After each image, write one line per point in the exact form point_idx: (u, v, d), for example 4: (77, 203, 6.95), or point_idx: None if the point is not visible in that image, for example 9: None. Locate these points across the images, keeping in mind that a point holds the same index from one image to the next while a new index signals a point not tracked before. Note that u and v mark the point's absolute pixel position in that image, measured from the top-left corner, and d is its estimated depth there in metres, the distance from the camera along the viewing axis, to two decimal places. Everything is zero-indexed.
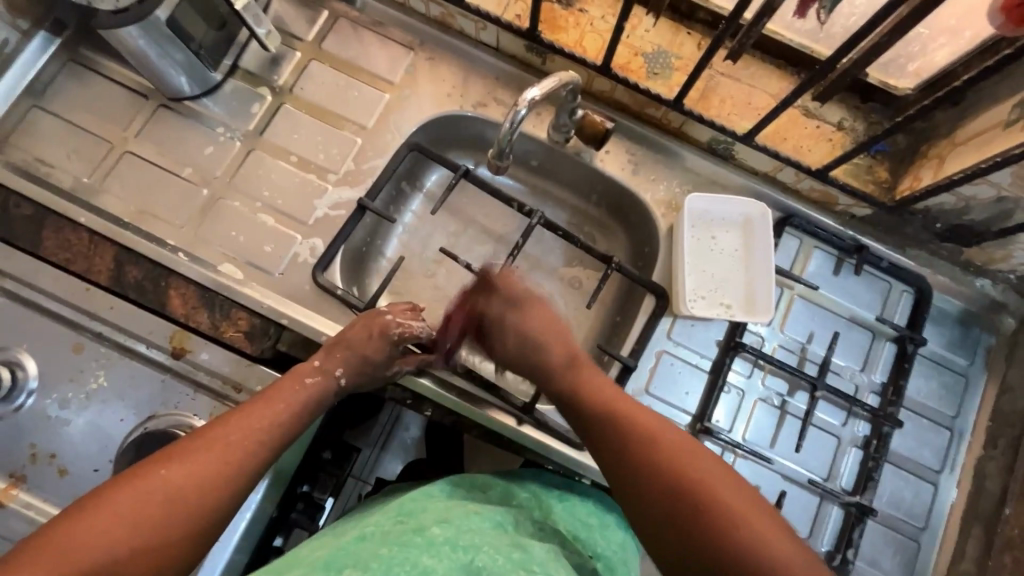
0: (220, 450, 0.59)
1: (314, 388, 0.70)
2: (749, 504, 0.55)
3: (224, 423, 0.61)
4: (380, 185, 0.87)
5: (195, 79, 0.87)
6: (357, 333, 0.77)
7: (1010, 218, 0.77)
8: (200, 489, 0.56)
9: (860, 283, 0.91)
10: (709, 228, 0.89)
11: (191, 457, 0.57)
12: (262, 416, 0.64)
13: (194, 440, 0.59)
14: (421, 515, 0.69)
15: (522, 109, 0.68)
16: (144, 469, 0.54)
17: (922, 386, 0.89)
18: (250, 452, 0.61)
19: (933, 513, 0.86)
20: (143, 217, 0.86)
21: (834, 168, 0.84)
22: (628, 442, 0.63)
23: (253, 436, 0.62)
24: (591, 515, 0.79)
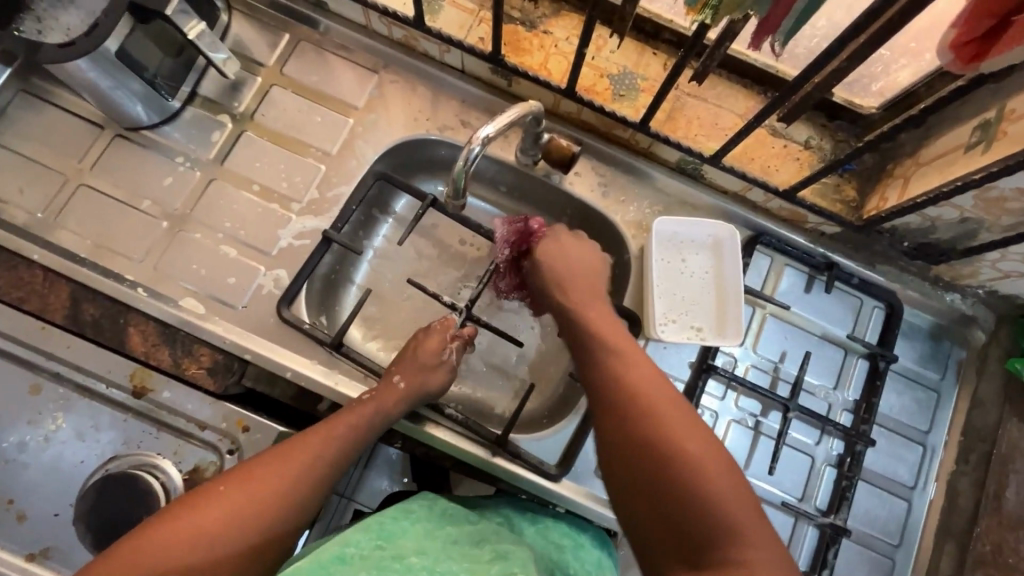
0: (277, 473, 0.64)
1: (382, 409, 0.75)
2: (710, 452, 0.54)
3: (285, 448, 0.67)
4: (346, 215, 0.85)
5: (152, 108, 0.85)
6: (427, 346, 0.82)
7: (976, 238, 0.77)
8: (256, 510, 0.61)
9: (831, 300, 0.91)
10: (679, 250, 0.88)
11: (250, 481, 0.63)
12: (319, 440, 0.69)
13: (256, 464, 0.65)
14: (401, 539, 0.67)
15: (475, 147, 0.67)
16: (207, 490, 0.61)
17: (895, 402, 0.89)
18: (301, 477, 0.65)
19: (908, 530, 0.85)
20: (100, 251, 0.83)
21: (802, 189, 0.84)
22: (602, 378, 0.61)
23: (304, 461, 0.66)
24: (564, 536, 0.78)
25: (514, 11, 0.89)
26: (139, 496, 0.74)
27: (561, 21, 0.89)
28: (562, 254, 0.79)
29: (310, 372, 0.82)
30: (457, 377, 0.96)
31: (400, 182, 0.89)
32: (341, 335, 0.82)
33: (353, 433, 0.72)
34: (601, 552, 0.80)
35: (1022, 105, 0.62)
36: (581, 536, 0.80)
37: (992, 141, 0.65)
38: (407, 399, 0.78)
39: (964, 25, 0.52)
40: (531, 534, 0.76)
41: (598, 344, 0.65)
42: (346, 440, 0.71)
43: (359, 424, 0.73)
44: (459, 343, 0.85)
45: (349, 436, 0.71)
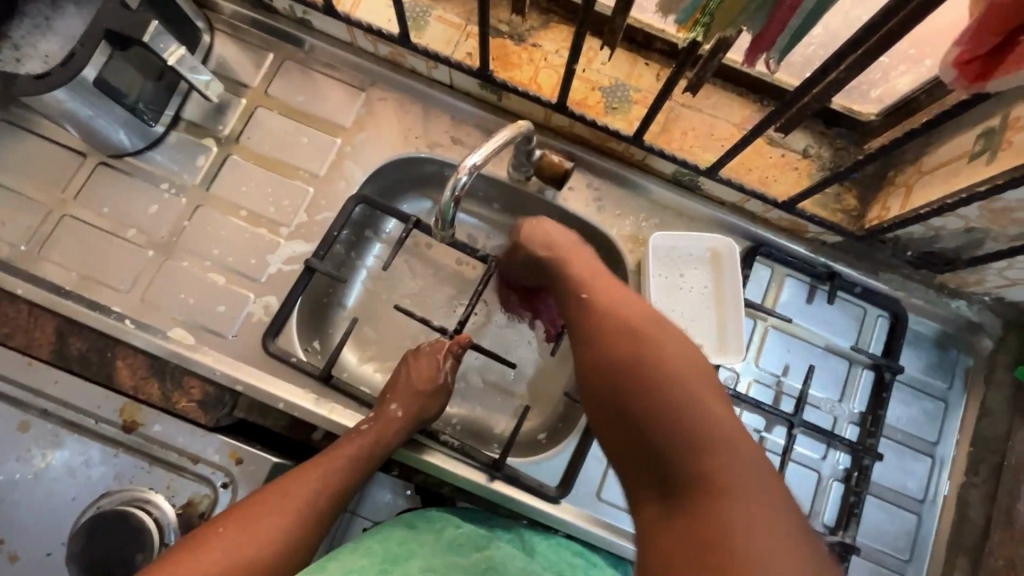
0: (272, 520, 0.65)
1: (382, 439, 0.75)
2: (698, 384, 0.56)
3: (279, 491, 0.67)
4: (327, 244, 0.83)
5: (135, 134, 0.83)
6: (419, 372, 0.80)
7: (982, 247, 0.74)
8: (249, 559, 0.62)
9: (834, 310, 0.89)
10: (677, 264, 0.86)
11: (246, 530, 0.64)
12: (313, 482, 0.69)
13: (250, 511, 0.65)
14: (406, 562, 0.66)
15: (463, 175, 0.65)
16: (206, 535, 0.63)
17: (902, 413, 0.87)
18: (292, 526, 0.66)
19: (918, 545, 0.83)
20: (85, 283, 0.82)
21: (801, 200, 0.82)
22: (594, 316, 0.63)
23: (295, 507, 0.67)
24: (579, 555, 0.78)
25: (502, 24, 0.87)
26: (132, 534, 0.72)
27: (551, 33, 0.87)
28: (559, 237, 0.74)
29: (303, 402, 0.80)
30: (455, 397, 0.95)
31: (383, 203, 0.86)
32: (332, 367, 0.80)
33: (347, 474, 0.71)
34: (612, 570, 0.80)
35: None
36: (592, 556, 0.80)
37: (997, 151, 0.63)
38: (408, 425, 0.77)
39: (969, 42, 0.50)
40: (546, 551, 0.75)
41: (588, 289, 0.67)
42: (339, 482, 0.70)
43: (355, 462, 0.72)
44: (453, 361, 0.82)
45: (341, 478, 0.71)
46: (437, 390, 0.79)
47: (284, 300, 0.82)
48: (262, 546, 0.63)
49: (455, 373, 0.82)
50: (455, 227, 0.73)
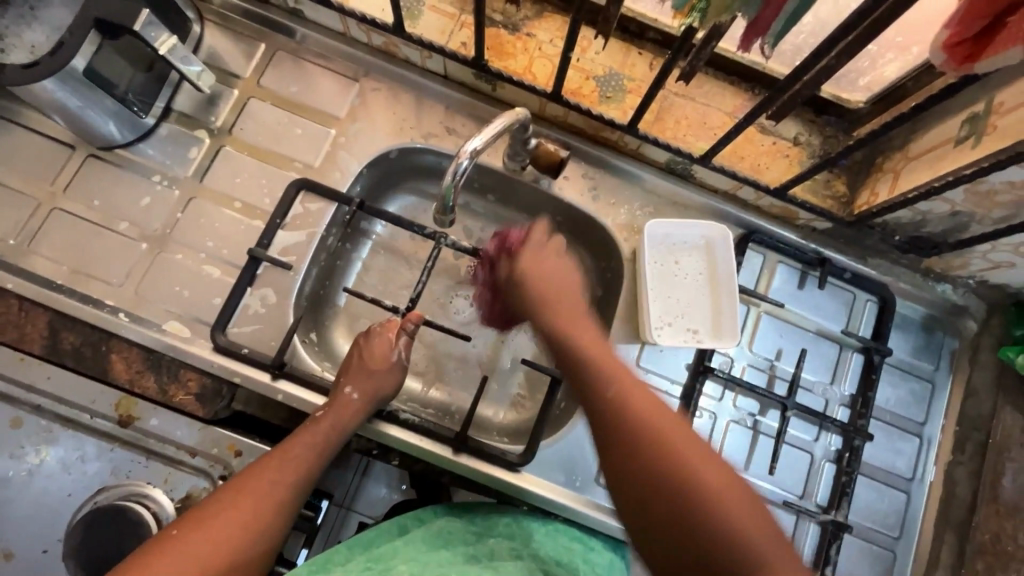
0: (232, 515, 0.60)
1: (338, 422, 0.71)
2: (724, 479, 0.56)
3: (240, 485, 0.63)
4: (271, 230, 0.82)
5: (125, 126, 0.82)
6: (373, 352, 0.77)
7: (967, 230, 0.77)
8: (217, 559, 0.57)
9: (824, 295, 0.91)
10: (671, 251, 0.87)
11: (204, 528, 0.58)
12: (273, 472, 0.65)
13: (209, 508, 0.61)
14: (392, 559, 0.67)
15: (464, 161, 0.66)
16: (160, 540, 0.57)
17: (890, 395, 0.89)
18: (258, 517, 0.61)
19: (907, 522, 0.86)
20: (77, 277, 0.80)
21: (793, 186, 0.83)
22: (613, 438, 0.59)
23: (260, 499, 0.62)
24: (573, 540, 0.78)
25: (496, 14, 0.87)
26: (131, 528, 0.72)
27: (544, 23, 0.87)
28: (553, 270, 0.79)
29: (302, 393, 0.80)
30: (453, 387, 0.95)
31: (324, 186, 0.86)
32: (283, 355, 0.78)
33: (311, 458, 0.68)
34: (608, 554, 0.80)
35: (1012, 98, 0.62)
36: (588, 540, 0.80)
37: (982, 135, 0.65)
38: (365, 405, 0.74)
39: (957, 25, 0.52)
40: (540, 538, 0.75)
41: (604, 374, 0.64)
42: (303, 468, 0.67)
43: (315, 448, 0.69)
44: (407, 338, 0.80)
45: (304, 464, 0.67)
46: (392, 368, 0.77)
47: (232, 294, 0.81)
48: (225, 545, 0.58)
49: (410, 350, 0.80)
50: (456, 213, 0.73)
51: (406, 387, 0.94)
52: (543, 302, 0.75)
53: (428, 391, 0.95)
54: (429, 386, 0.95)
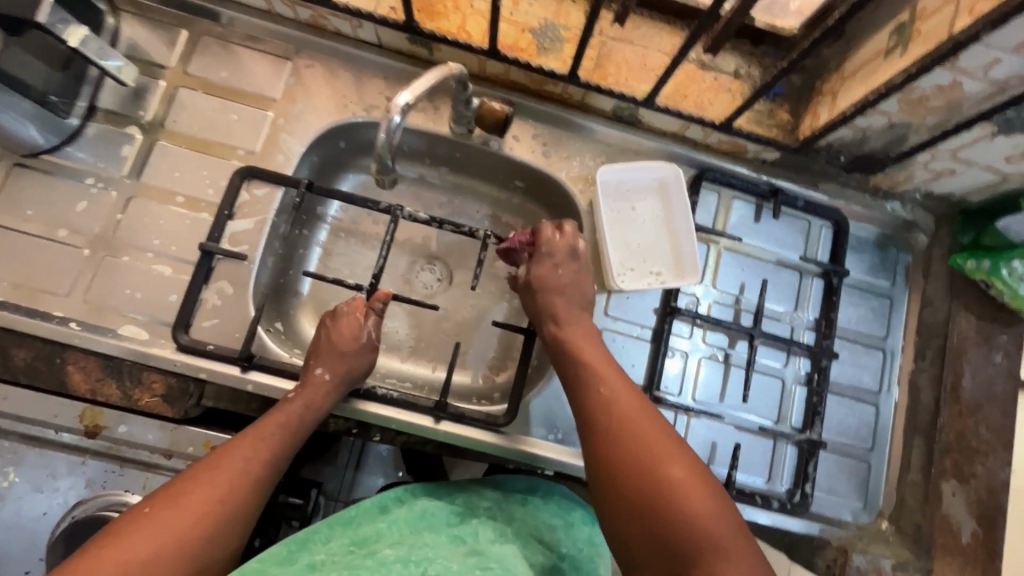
0: (208, 491, 0.58)
1: (312, 403, 0.70)
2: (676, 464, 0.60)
3: (213, 461, 0.60)
4: (219, 223, 0.80)
5: (48, 128, 0.79)
6: (341, 331, 0.76)
7: (905, 142, 0.79)
8: (198, 532, 0.56)
9: (780, 225, 0.93)
10: (626, 198, 0.88)
11: (178, 504, 0.56)
12: (247, 450, 0.62)
13: (183, 483, 0.58)
14: (376, 540, 0.67)
15: (395, 116, 0.65)
16: (130, 517, 0.54)
17: (852, 314, 0.92)
18: (229, 497, 0.59)
19: (878, 432, 0.89)
20: (21, 291, 0.77)
21: (736, 118, 0.84)
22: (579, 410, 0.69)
23: (238, 473, 0.60)
24: (554, 516, 0.76)
25: None
26: None
27: None
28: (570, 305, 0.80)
29: (274, 381, 0.79)
30: (430, 360, 0.95)
31: (270, 171, 0.84)
32: (251, 346, 0.77)
33: (285, 438, 0.66)
34: (590, 528, 0.78)
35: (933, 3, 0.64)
36: (572, 514, 0.77)
37: (908, 44, 0.66)
38: (338, 384, 0.73)
39: None
40: (520, 516, 0.74)
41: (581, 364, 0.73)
42: (277, 445, 0.65)
43: (288, 427, 0.67)
44: (376, 318, 0.79)
45: (279, 442, 0.65)
46: (361, 347, 0.76)
47: (186, 292, 0.79)
48: (199, 523, 0.56)
49: (379, 329, 0.79)
50: (397, 172, 0.72)
51: (383, 365, 0.94)
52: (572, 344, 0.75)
53: (404, 366, 0.94)
54: (405, 362, 0.94)
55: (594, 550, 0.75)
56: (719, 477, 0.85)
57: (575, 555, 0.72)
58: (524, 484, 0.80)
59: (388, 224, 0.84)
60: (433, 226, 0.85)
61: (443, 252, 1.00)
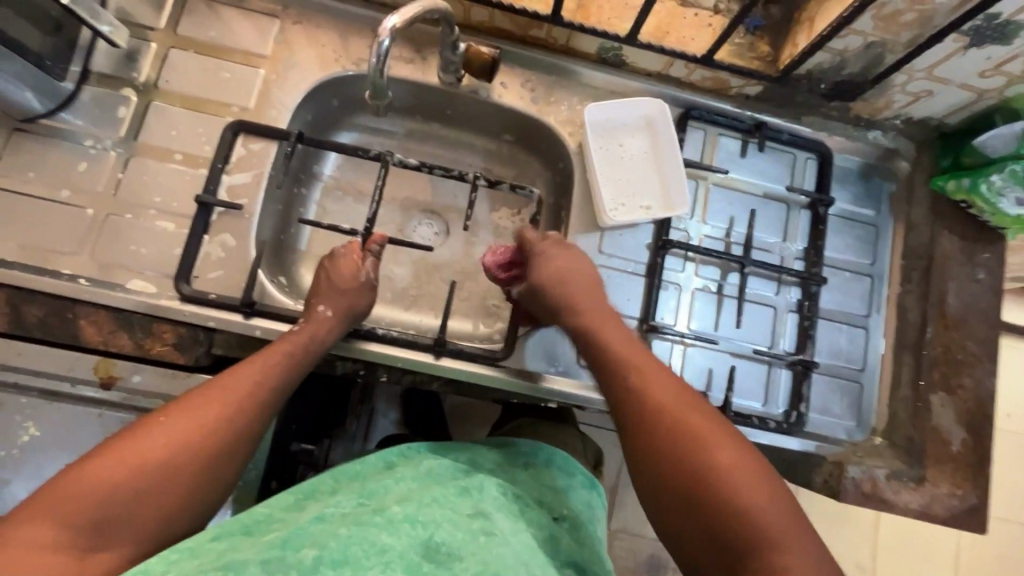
0: (219, 405, 0.60)
1: (315, 336, 0.73)
2: (734, 453, 0.57)
3: (223, 380, 0.63)
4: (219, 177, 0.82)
5: (42, 92, 0.80)
6: (340, 271, 0.78)
7: (882, 64, 0.81)
8: (209, 443, 0.58)
9: (766, 159, 0.95)
10: (614, 136, 0.90)
11: (189, 415, 0.58)
12: (255, 374, 0.65)
13: (196, 397, 0.60)
14: (384, 495, 0.64)
15: (383, 40, 0.67)
16: (146, 423, 0.57)
17: (839, 242, 0.95)
18: (239, 412, 0.61)
19: (869, 353, 0.92)
20: (28, 251, 0.79)
21: (718, 51, 0.86)
22: (615, 372, 0.68)
23: (246, 392, 0.63)
24: (557, 478, 0.76)
25: None
26: None
27: None
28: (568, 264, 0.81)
29: (281, 327, 0.81)
30: (431, 310, 0.97)
31: (264, 125, 0.86)
32: (250, 292, 0.79)
33: (291, 364, 0.69)
34: (589, 490, 0.77)
35: None
36: (571, 479, 0.77)
37: None
38: (339, 320, 0.76)
39: None
40: (523, 479, 0.74)
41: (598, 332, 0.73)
42: (282, 371, 0.67)
43: (294, 355, 0.70)
44: (373, 259, 0.81)
45: (285, 368, 0.68)
46: (360, 287, 0.78)
47: (188, 245, 0.81)
48: (211, 433, 0.58)
49: (376, 270, 0.81)
50: (390, 99, 0.75)
51: (385, 315, 0.96)
52: (579, 329, 0.75)
53: (406, 316, 0.96)
54: (406, 312, 0.97)
55: (593, 512, 0.74)
56: (717, 402, 0.88)
57: (576, 516, 0.71)
58: (528, 447, 0.80)
59: (382, 171, 0.86)
60: (422, 170, 0.86)
61: (438, 206, 1.02)
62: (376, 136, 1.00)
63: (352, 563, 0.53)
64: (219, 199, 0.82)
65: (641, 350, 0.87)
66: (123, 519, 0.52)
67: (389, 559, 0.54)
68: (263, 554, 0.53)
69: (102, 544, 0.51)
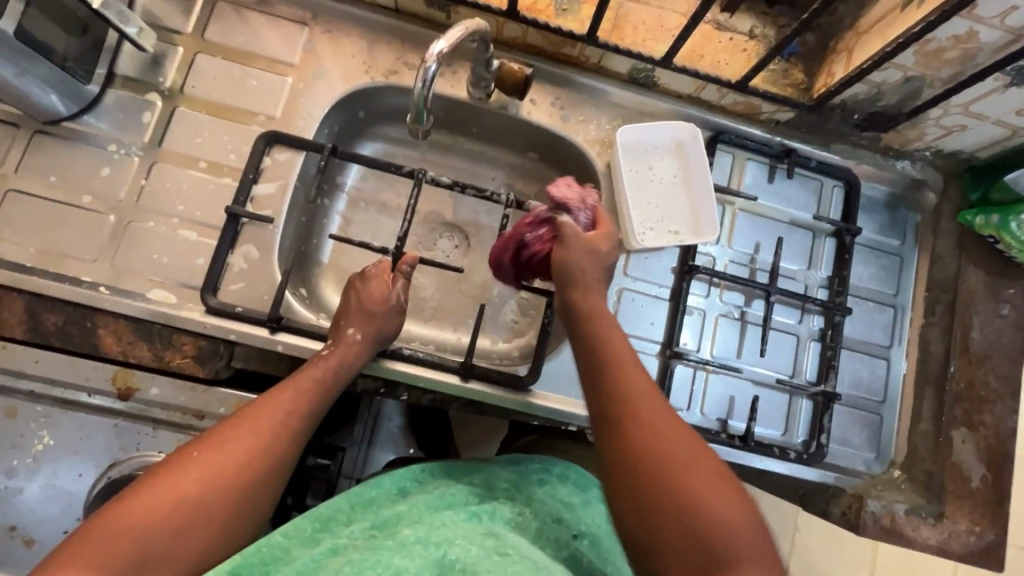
0: (253, 436, 0.60)
1: (345, 360, 0.72)
2: (747, 524, 0.53)
3: (257, 409, 0.62)
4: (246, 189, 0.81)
5: (68, 96, 0.78)
6: (371, 292, 0.77)
7: (919, 97, 0.81)
8: (244, 476, 0.57)
9: (793, 185, 0.94)
10: (644, 158, 0.89)
11: (224, 447, 0.58)
12: (288, 401, 0.64)
13: (230, 428, 0.60)
14: (396, 524, 0.63)
15: (430, 64, 0.66)
16: (182, 456, 0.56)
17: (864, 272, 0.94)
18: (274, 442, 0.60)
19: (890, 386, 0.92)
20: (47, 257, 0.78)
21: (752, 77, 0.85)
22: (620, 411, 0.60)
23: (281, 422, 0.62)
24: (572, 494, 0.73)
25: None
26: None
27: None
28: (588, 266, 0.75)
29: (304, 342, 0.80)
30: (450, 326, 0.96)
31: (293, 136, 0.85)
32: (277, 307, 0.78)
33: (322, 390, 0.68)
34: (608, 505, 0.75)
35: None
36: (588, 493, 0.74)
37: None
38: (367, 343, 0.75)
39: None
40: (539, 496, 0.71)
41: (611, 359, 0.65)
42: (313, 399, 0.66)
43: (324, 382, 0.69)
44: (404, 280, 0.80)
45: (316, 395, 0.67)
46: (391, 308, 0.77)
47: (213, 256, 0.80)
48: (246, 465, 0.58)
49: (407, 291, 0.80)
50: (431, 123, 0.74)
51: (405, 329, 0.95)
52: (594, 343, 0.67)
53: (424, 331, 0.95)
54: (425, 326, 0.95)
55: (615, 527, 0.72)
56: (738, 431, 0.87)
57: (596, 532, 0.69)
58: (541, 463, 0.77)
59: (413, 187, 0.86)
60: (454, 189, 0.86)
61: (460, 220, 1.01)
62: (400, 148, 0.98)
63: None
64: (247, 211, 0.81)
65: (664, 376, 0.86)
66: (161, 559, 0.51)
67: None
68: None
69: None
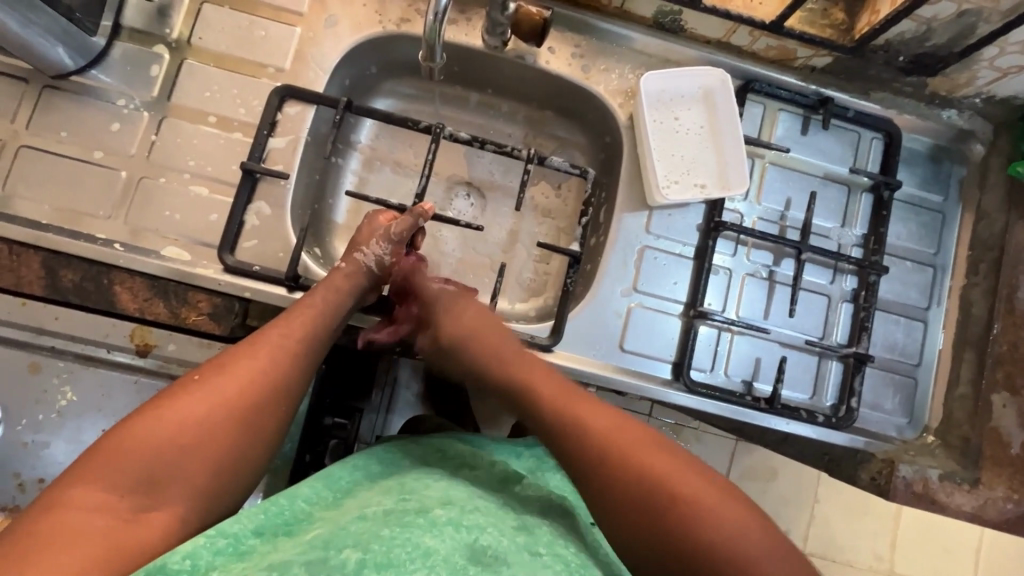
0: (251, 361, 0.60)
1: (337, 291, 0.73)
2: (673, 463, 0.57)
3: (252, 339, 0.62)
4: (261, 145, 0.79)
5: (75, 48, 0.76)
6: (369, 232, 0.79)
7: (974, 34, 0.75)
8: (245, 395, 0.57)
9: (829, 138, 0.88)
10: (670, 108, 0.85)
11: (225, 372, 0.58)
12: (283, 329, 0.65)
13: (227, 356, 0.60)
14: (423, 492, 0.59)
15: None
16: (181, 385, 0.56)
17: (902, 230, 0.89)
18: (275, 366, 0.61)
19: (926, 349, 0.87)
20: (61, 214, 0.77)
21: (787, 17, 0.79)
22: (552, 415, 0.64)
23: (276, 348, 0.62)
24: None
25: None
26: None
27: None
28: (478, 318, 0.79)
29: None
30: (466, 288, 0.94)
31: (307, 89, 0.82)
32: (296, 267, 0.77)
33: (317, 320, 0.68)
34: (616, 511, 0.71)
35: None
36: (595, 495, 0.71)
37: None
38: (356, 275, 0.77)
39: None
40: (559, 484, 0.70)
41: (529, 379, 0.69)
42: (310, 330, 0.67)
43: (318, 313, 0.69)
44: (411, 228, 0.80)
45: (311, 324, 0.67)
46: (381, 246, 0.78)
47: (228, 217, 0.78)
48: (248, 387, 0.58)
49: (407, 239, 0.80)
50: (440, 64, 0.72)
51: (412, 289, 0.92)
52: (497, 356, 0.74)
53: None
54: None
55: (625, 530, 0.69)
56: (763, 393, 0.84)
57: None
58: None
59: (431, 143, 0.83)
60: (474, 145, 0.82)
61: (476, 178, 0.98)
62: (413, 102, 0.95)
63: (395, 565, 0.46)
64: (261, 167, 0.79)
65: (687, 336, 0.83)
66: (172, 479, 0.51)
67: (433, 561, 0.47)
68: (306, 554, 0.47)
69: (153, 504, 0.50)
